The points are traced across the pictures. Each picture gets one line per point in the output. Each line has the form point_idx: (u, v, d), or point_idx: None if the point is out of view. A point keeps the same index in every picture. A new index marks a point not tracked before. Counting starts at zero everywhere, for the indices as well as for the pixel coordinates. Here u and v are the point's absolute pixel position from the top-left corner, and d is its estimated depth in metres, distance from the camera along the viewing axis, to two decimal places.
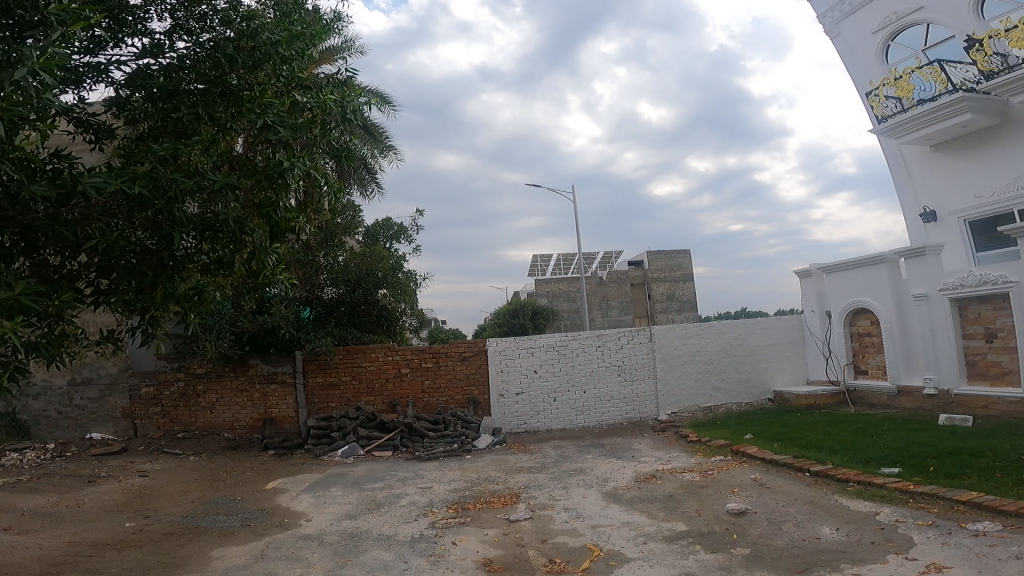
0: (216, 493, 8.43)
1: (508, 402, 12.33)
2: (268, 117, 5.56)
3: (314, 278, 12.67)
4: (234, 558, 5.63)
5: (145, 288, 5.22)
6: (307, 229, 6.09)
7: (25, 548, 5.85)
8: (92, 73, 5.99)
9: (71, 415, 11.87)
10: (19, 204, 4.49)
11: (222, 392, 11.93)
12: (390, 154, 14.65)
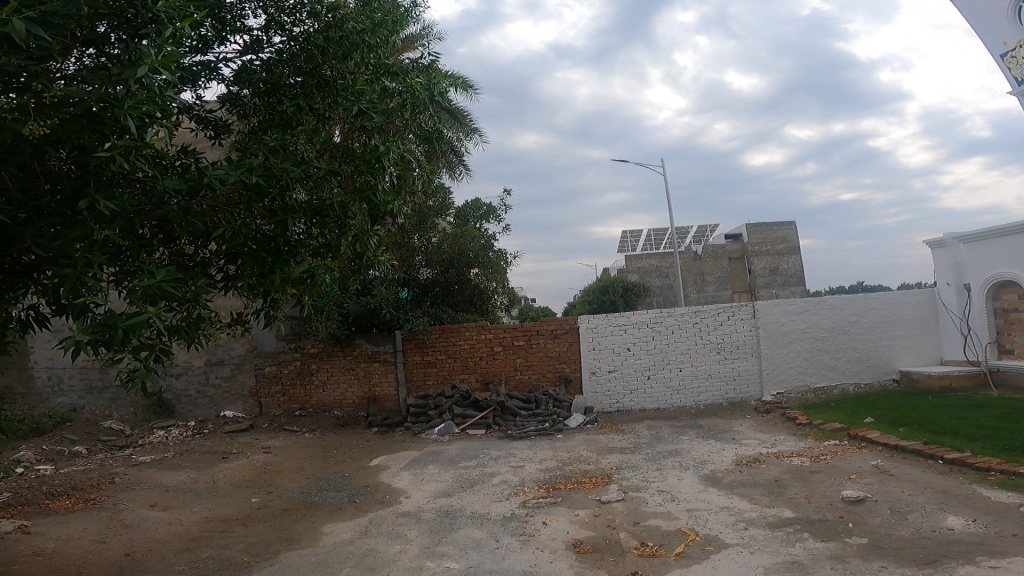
0: (327, 469, 8.95)
1: (601, 380, 12.24)
2: (362, 105, 5.71)
3: (410, 260, 13.06)
4: (341, 534, 5.95)
5: (267, 272, 5.41)
6: (402, 213, 6.31)
7: (168, 524, 6.46)
8: (205, 72, 6.37)
9: (208, 394, 12.94)
10: (154, 198, 4.79)
11: (332, 371, 12.61)
12: (476, 136, 14.73)
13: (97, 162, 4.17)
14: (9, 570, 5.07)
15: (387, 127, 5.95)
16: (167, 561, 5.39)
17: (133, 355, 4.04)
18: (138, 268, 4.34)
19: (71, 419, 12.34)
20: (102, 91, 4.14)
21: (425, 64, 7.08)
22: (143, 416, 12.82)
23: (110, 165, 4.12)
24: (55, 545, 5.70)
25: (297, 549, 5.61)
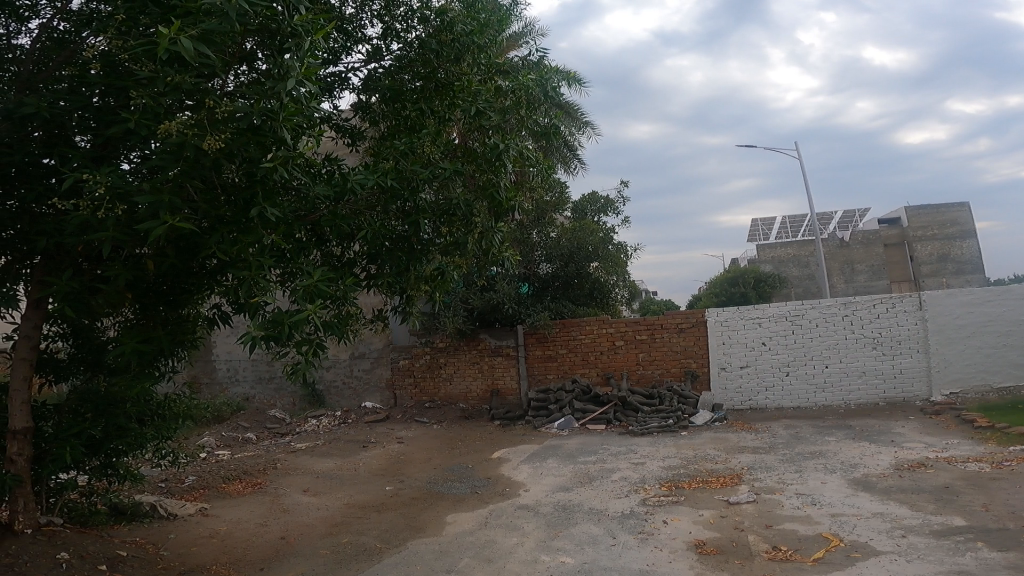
0: (452, 460, 9.27)
1: (732, 376, 11.73)
2: (480, 105, 5.88)
3: (530, 254, 13.10)
4: (462, 524, 6.15)
5: (403, 270, 5.68)
6: (524, 208, 6.28)
7: (317, 509, 7.00)
8: (337, 84, 6.67)
9: (352, 385, 13.80)
10: (309, 204, 5.04)
11: (458, 365, 13.03)
12: (588, 129, 14.58)
13: (263, 172, 4.24)
14: (188, 549, 5.62)
15: (503, 124, 6.06)
16: (314, 545, 5.81)
17: (296, 348, 4.33)
18: (297, 269, 4.67)
19: (244, 408, 13.72)
20: (262, 104, 4.14)
21: (535, 59, 7.03)
22: (300, 406, 13.98)
23: (272, 175, 4.21)
24: (227, 527, 6.32)
25: (424, 537, 5.87)
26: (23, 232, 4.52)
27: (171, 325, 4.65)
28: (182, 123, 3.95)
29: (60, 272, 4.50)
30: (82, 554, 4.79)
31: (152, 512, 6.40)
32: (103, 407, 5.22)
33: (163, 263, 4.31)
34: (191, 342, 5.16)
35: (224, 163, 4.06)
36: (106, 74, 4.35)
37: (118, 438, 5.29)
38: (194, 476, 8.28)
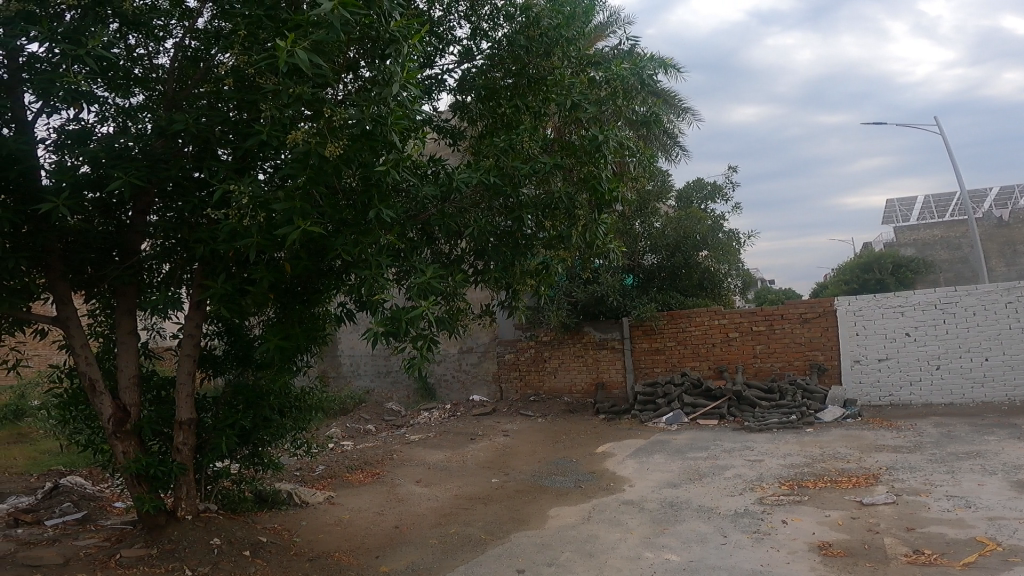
0: (556, 453, 9.31)
1: (869, 370, 10.95)
2: (575, 98, 5.79)
3: (634, 246, 12.78)
4: (565, 518, 6.17)
5: (509, 265, 5.77)
6: (628, 198, 6.11)
7: (427, 499, 7.27)
8: (435, 86, 6.69)
9: (461, 378, 14.26)
10: (418, 204, 5.26)
11: (563, 358, 13.03)
12: (687, 114, 14.11)
13: (378, 175, 4.39)
14: (316, 536, 5.97)
15: (601, 117, 5.92)
16: (425, 533, 6.07)
17: (411, 344, 4.45)
18: (411, 267, 4.85)
19: (365, 401, 14.48)
20: (372, 110, 4.27)
21: (627, 48, 6.62)
22: (415, 399, 14.58)
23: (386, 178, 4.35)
24: (349, 514, 6.72)
25: (526, 530, 5.94)
26: (183, 240, 4.92)
27: (306, 324, 4.99)
28: (306, 132, 4.17)
29: (216, 275, 4.79)
30: (229, 539, 5.14)
31: (288, 499, 6.89)
32: (251, 399, 5.62)
33: (298, 265, 4.59)
34: (322, 339, 5.53)
35: (345, 168, 4.22)
36: (238, 88, 4.63)
37: (264, 427, 5.78)
38: (323, 466, 8.82)
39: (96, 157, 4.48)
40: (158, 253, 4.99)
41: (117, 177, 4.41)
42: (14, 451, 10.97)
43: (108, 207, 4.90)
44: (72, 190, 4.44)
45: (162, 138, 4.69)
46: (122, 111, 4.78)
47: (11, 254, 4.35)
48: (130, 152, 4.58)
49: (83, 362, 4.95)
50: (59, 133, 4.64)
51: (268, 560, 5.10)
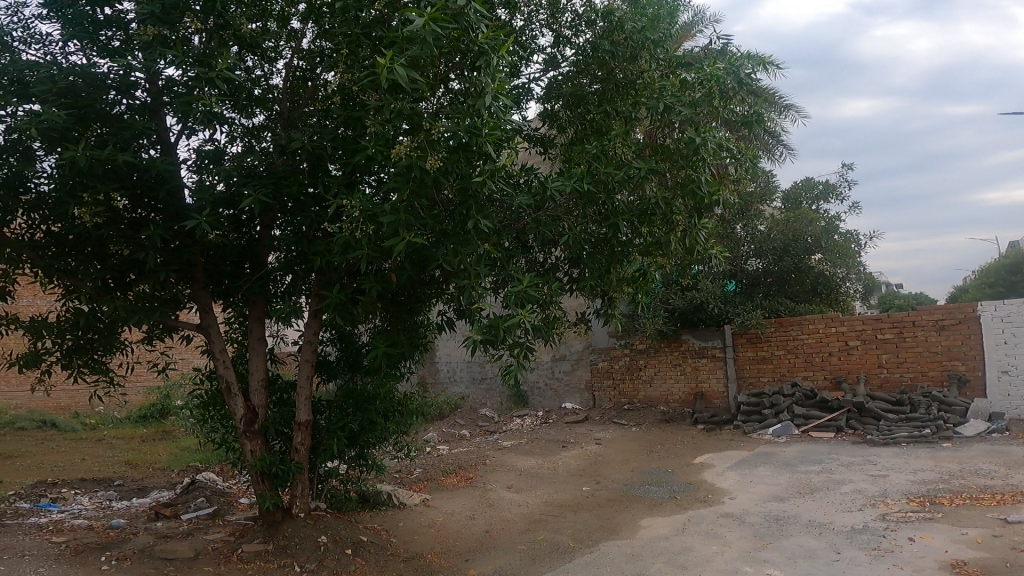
0: (651, 463, 9.14)
1: (1019, 381, 9.83)
2: (668, 100, 5.62)
3: (737, 251, 12.36)
4: (658, 529, 6.02)
5: (605, 272, 5.77)
6: (730, 201, 5.90)
7: (517, 505, 7.32)
8: (523, 94, 6.35)
9: (553, 386, 14.34)
10: (512, 213, 5.37)
11: (659, 366, 12.83)
12: (791, 111, 13.39)
13: (475, 186, 4.48)
14: (412, 537, 6.18)
15: (697, 119, 5.68)
16: (513, 538, 6.13)
17: (509, 352, 4.57)
18: (508, 275, 4.90)
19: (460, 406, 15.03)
20: (467, 122, 4.31)
21: (718, 47, 6.23)
22: (508, 405, 14.89)
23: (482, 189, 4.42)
24: (444, 517, 6.90)
25: (616, 539, 5.85)
26: (303, 253, 5.17)
27: (411, 330, 5.24)
28: (408, 146, 4.35)
29: (330, 285, 5.07)
30: (335, 537, 5.42)
31: (389, 500, 7.14)
32: (359, 402, 5.94)
33: (404, 275, 4.76)
34: (424, 345, 5.76)
35: (444, 179, 4.34)
36: (345, 105, 4.98)
37: (371, 429, 6.05)
38: (420, 469, 9.09)
39: (229, 176, 4.88)
40: (282, 264, 5.28)
41: (248, 194, 4.77)
42: (156, 449, 12.12)
43: (239, 223, 5.22)
44: (212, 208, 4.83)
45: (281, 156, 5.05)
46: (248, 130, 5.14)
47: (162, 268, 4.88)
48: (257, 169, 4.98)
49: (221, 365, 5.40)
50: (197, 154, 5.07)
51: (367, 559, 5.34)
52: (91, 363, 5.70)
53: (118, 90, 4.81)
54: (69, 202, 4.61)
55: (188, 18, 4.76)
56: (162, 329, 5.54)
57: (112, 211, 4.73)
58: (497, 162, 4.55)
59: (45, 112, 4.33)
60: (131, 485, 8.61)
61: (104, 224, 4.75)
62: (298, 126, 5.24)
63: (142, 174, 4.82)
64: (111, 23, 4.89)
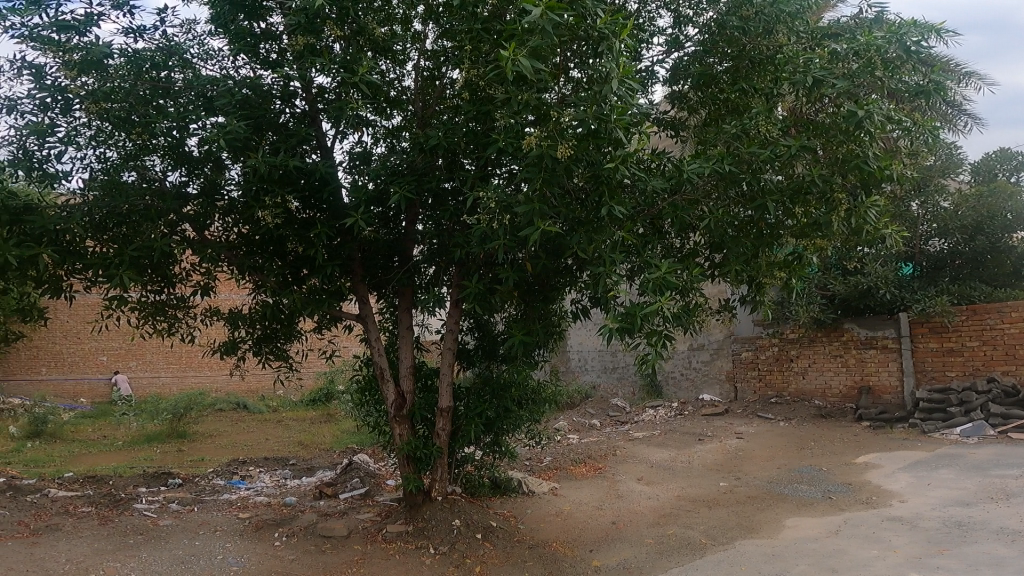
0: (801, 461, 8.62)
1: None
2: (817, 73, 5.03)
3: (915, 231, 11.07)
4: (805, 529, 5.85)
5: (750, 256, 5.41)
6: (905, 176, 5.31)
7: (648, 497, 7.41)
8: (648, 79, 5.94)
9: (690, 376, 14.09)
10: (648, 198, 5.11)
11: (816, 357, 11.93)
12: (972, 75, 11.82)
13: (607, 172, 4.43)
14: (539, 524, 6.30)
15: (858, 91, 5.03)
16: (641, 531, 6.18)
17: (647, 341, 4.28)
18: (645, 262, 4.77)
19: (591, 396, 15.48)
20: (596, 109, 4.26)
21: (870, 17, 5.57)
22: (640, 395, 14.99)
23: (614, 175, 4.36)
24: (570, 507, 6.95)
25: (755, 538, 5.80)
26: (441, 245, 5.46)
27: (544, 318, 5.34)
28: (538, 136, 4.34)
29: (470, 276, 5.28)
30: (467, 521, 5.66)
31: (518, 487, 7.31)
32: (497, 389, 6.09)
33: (537, 264, 4.85)
34: (558, 333, 5.87)
35: (575, 167, 4.33)
36: (472, 100, 5.06)
37: (506, 417, 6.21)
38: (550, 457, 9.18)
39: (377, 175, 5.17)
40: (426, 256, 5.58)
41: (394, 191, 5.04)
42: (324, 431, 13.32)
43: (386, 219, 5.59)
44: (365, 205, 5.13)
45: (420, 154, 5.19)
46: (389, 131, 5.48)
47: (329, 262, 5.35)
48: (401, 167, 5.22)
49: (376, 353, 5.80)
50: (349, 156, 5.48)
51: (496, 544, 5.54)
52: (275, 352, 6.34)
53: (282, 99, 5.31)
54: (254, 205, 5.13)
55: (329, 26, 5.04)
56: (329, 318, 6.00)
57: (287, 213, 5.20)
58: (629, 146, 4.38)
59: (228, 123, 4.76)
60: (302, 463, 9.54)
61: (281, 225, 5.25)
62: (431, 125, 5.43)
63: (308, 177, 5.26)
64: (269, 36, 5.37)
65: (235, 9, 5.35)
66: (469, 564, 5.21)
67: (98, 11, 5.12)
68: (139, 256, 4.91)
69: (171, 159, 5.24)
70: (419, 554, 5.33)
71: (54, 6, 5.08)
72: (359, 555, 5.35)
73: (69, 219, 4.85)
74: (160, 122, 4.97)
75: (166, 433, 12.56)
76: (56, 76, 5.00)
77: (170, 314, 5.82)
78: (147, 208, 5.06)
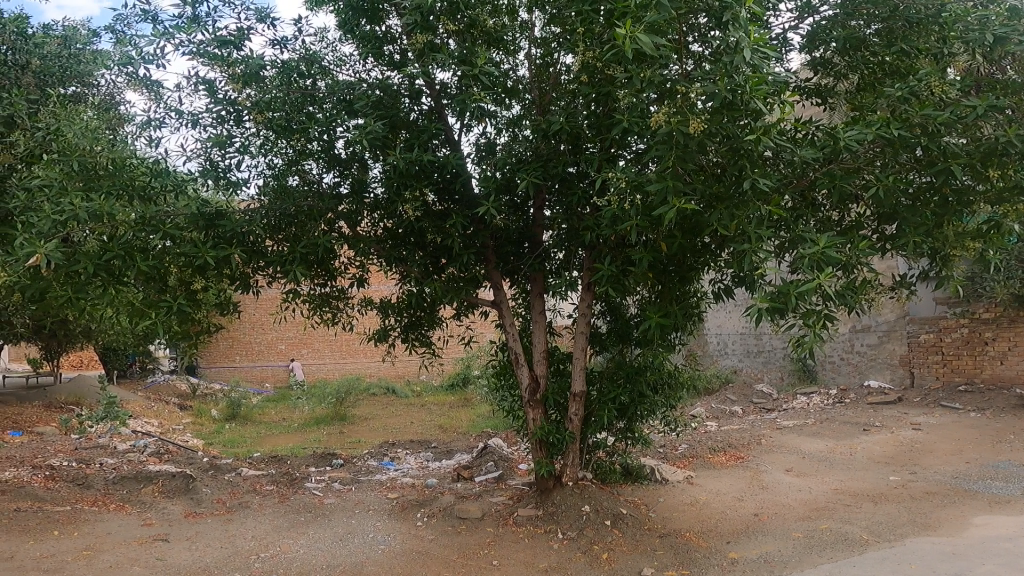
0: (997, 456, 7.87)
1: None
2: (998, 30, 4.49)
3: None
4: (996, 529, 5.39)
5: (933, 227, 4.68)
6: None
7: (800, 490, 6.96)
8: (782, 47, 5.52)
9: (852, 361, 13.20)
10: (798, 169, 4.62)
11: (1016, 340, 10.91)
12: None
13: (748, 145, 4.18)
14: (672, 514, 6.13)
15: None
16: (789, 525, 5.86)
17: (803, 322, 4.02)
18: (798, 237, 4.40)
19: (731, 381, 15.04)
20: (727, 82, 4.00)
21: None
22: (789, 380, 14.24)
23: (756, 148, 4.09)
24: (707, 497, 6.71)
25: (932, 536, 5.37)
26: (571, 228, 5.45)
27: (682, 300, 5.14)
28: (667, 113, 4.12)
29: (602, 258, 5.23)
30: (597, 507, 5.64)
31: (651, 475, 7.15)
32: (631, 374, 5.99)
33: (673, 244, 4.65)
34: (698, 313, 5.69)
35: (710, 143, 4.08)
36: (590, 82, 4.93)
37: (639, 402, 6.12)
38: (685, 445, 8.91)
39: (504, 163, 5.24)
40: (556, 241, 5.66)
41: (522, 178, 5.10)
42: (462, 415, 13.86)
43: (516, 206, 5.70)
44: (495, 194, 5.26)
45: (542, 141, 5.24)
46: (510, 121, 5.58)
47: (465, 251, 5.52)
48: (525, 155, 5.28)
49: (510, 338, 5.93)
50: (475, 147, 5.62)
51: (625, 532, 5.48)
52: (421, 338, 6.69)
53: (410, 97, 5.60)
54: (396, 201, 5.38)
55: (441, 22, 5.17)
56: (467, 304, 6.19)
57: (426, 206, 5.48)
58: (770, 117, 4.13)
59: (367, 123, 5.04)
60: (443, 446, 9.99)
61: (422, 218, 5.50)
62: (549, 112, 5.49)
63: (441, 171, 5.47)
64: (387, 39, 5.64)
65: (357, 14, 5.59)
66: (597, 551, 5.18)
67: (249, 25, 5.54)
68: (308, 252, 5.27)
69: (325, 161, 5.63)
70: (547, 538, 5.41)
71: (210, 23, 5.57)
72: (491, 537, 5.53)
73: (252, 222, 5.26)
74: (312, 127, 5.37)
75: (330, 416, 13.70)
76: (224, 89, 5.47)
77: (333, 305, 6.29)
78: (309, 208, 5.47)
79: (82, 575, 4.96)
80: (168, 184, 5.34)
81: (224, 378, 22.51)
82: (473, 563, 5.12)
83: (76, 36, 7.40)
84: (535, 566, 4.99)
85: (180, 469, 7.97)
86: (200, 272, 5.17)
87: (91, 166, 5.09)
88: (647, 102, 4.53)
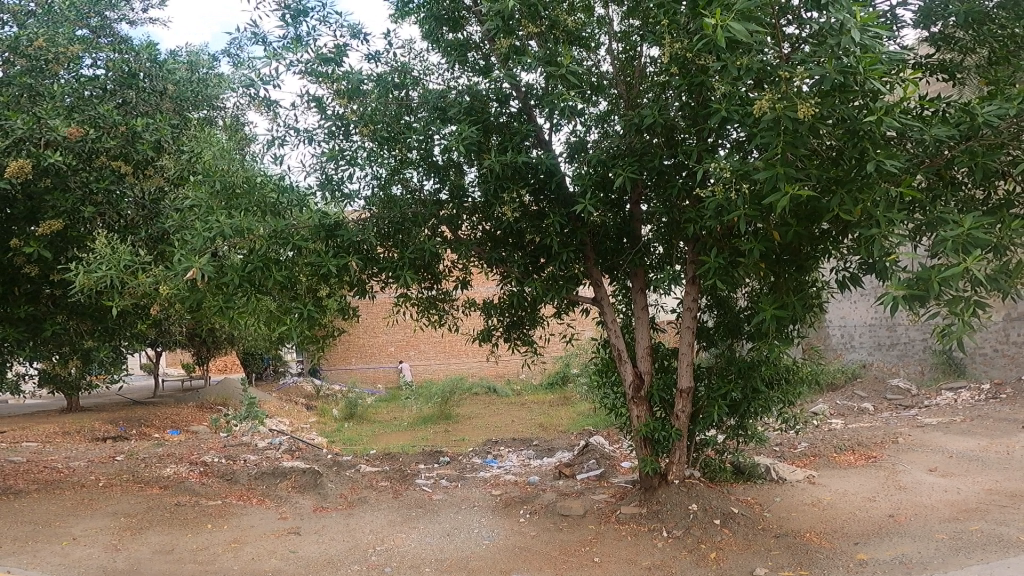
0: None
1: None
2: None
3: None
4: None
5: None
6: None
7: (945, 491, 6.40)
8: (892, 23, 5.10)
9: (1008, 352, 11.99)
10: (930, 149, 4.23)
11: None
12: None
13: (868, 126, 3.88)
14: (790, 514, 5.82)
15: None
16: (931, 526, 5.40)
17: (950, 310, 3.61)
18: (937, 218, 4.03)
19: (860, 376, 14.14)
20: (836, 63, 3.79)
21: None
22: (931, 375, 13.15)
23: (878, 128, 3.82)
24: (831, 496, 6.33)
25: None
26: (673, 221, 5.32)
27: (800, 291, 4.86)
28: (770, 99, 3.92)
29: (708, 251, 5.02)
30: (705, 506, 5.47)
31: (766, 474, 6.84)
32: (745, 369, 5.73)
33: (788, 232, 4.41)
34: (818, 306, 5.36)
35: (823, 125, 3.84)
36: (683, 74, 4.75)
37: (754, 398, 5.85)
38: (807, 444, 8.45)
39: (599, 160, 5.20)
40: (657, 237, 5.60)
41: (618, 174, 5.02)
42: (564, 412, 13.89)
43: (613, 203, 5.60)
44: (592, 191, 5.22)
45: (637, 135, 5.09)
46: (597, 118, 5.54)
47: (564, 249, 5.52)
48: (621, 149, 5.14)
49: (613, 335, 5.85)
50: (566, 147, 5.61)
51: (736, 531, 5.28)
52: (523, 337, 6.72)
53: (499, 101, 5.67)
54: (494, 203, 5.47)
55: (522, 25, 5.21)
56: (568, 302, 6.17)
57: (524, 207, 5.55)
58: (891, 96, 3.85)
59: (462, 129, 5.18)
60: (545, 444, 10.03)
61: (521, 218, 5.58)
62: (638, 106, 5.36)
63: (535, 171, 5.52)
64: (469, 48, 5.75)
65: (439, 24, 5.73)
66: (705, 550, 5.03)
67: (346, 41, 5.84)
68: (416, 257, 5.51)
69: (425, 169, 5.77)
70: (652, 536, 5.31)
71: (312, 42, 5.92)
72: (593, 534, 5.50)
73: (366, 231, 5.45)
74: (411, 136, 5.57)
75: (436, 414, 14.18)
76: (332, 105, 5.79)
77: (439, 308, 6.46)
78: (415, 214, 5.66)
79: (228, 564, 5.41)
80: (292, 199, 5.51)
81: (342, 378, 24.04)
82: (574, 560, 5.11)
83: (201, 61, 7.97)
84: (638, 564, 4.91)
85: (308, 466, 8.53)
86: (324, 280, 5.43)
87: (231, 186, 5.52)
88: (746, 90, 4.33)
